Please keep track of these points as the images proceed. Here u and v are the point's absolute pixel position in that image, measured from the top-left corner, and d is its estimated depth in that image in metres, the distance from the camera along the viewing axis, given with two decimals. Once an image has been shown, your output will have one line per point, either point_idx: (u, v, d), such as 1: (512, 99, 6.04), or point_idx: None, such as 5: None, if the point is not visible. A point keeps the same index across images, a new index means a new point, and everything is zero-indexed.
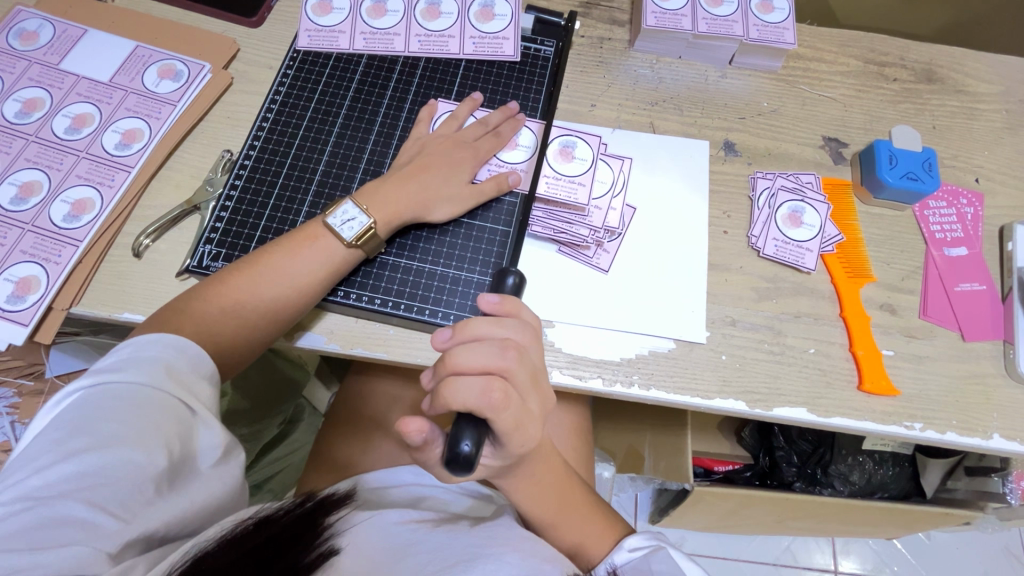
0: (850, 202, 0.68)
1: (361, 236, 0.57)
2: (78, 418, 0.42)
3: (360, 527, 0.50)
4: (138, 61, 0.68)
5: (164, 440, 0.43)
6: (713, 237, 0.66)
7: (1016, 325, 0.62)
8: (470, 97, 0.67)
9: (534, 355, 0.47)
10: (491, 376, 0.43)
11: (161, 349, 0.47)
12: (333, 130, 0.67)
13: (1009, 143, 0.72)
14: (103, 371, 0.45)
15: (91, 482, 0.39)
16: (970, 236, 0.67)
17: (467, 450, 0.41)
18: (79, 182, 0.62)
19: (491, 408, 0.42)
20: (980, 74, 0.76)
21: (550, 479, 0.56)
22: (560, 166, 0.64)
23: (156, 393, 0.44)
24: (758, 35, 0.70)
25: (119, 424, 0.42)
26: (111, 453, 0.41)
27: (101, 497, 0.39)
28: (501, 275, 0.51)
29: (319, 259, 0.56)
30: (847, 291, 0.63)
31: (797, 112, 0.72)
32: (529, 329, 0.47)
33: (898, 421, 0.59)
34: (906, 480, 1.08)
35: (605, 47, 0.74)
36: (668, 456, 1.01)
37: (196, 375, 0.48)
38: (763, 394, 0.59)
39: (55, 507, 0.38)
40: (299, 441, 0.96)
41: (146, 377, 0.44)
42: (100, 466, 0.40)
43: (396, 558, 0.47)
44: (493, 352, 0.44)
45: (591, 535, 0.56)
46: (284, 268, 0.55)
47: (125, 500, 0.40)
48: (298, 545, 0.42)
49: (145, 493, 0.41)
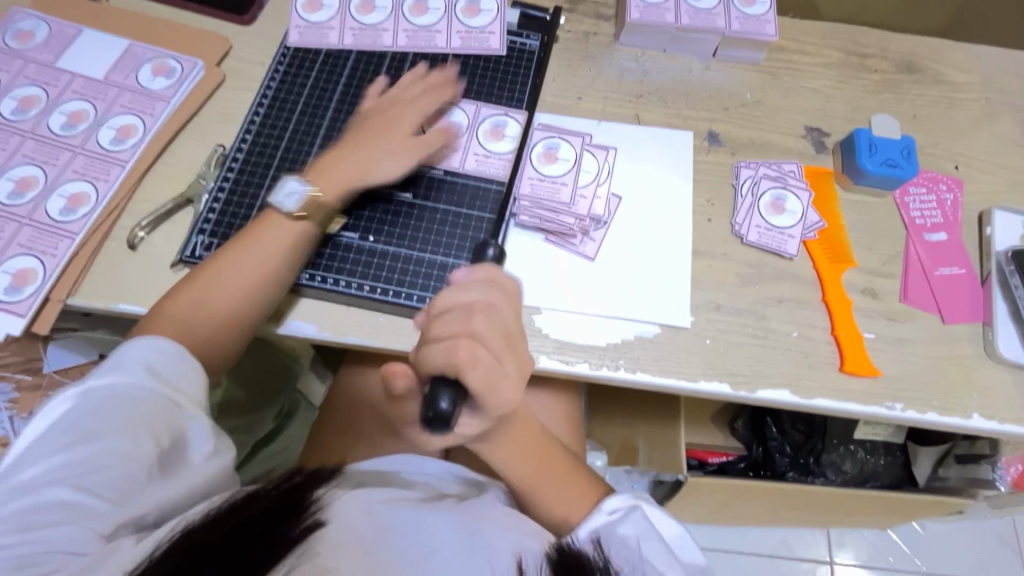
0: (832, 188, 0.69)
1: (305, 206, 0.59)
2: (67, 412, 0.44)
3: (345, 500, 0.49)
4: (132, 58, 0.69)
5: (152, 431, 0.45)
6: (697, 225, 0.67)
7: (994, 307, 0.64)
8: (448, 84, 0.68)
9: (506, 313, 0.47)
10: (459, 337, 0.44)
11: (147, 345, 0.49)
12: (323, 123, 0.68)
13: (988, 131, 0.74)
14: (93, 371, 0.47)
15: (81, 470, 0.41)
16: (949, 221, 0.68)
17: (445, 407, 0.42)
18: (74, 176, 0.63)
19: (458, 367, 0.43)
20: (959, 64, 0.77)
21: (529, 442, 0.56)
22: (543, 167, 0.65)
23: (142, 388, 0.46)
24: (740, 27, 0.72)
25: (107, 418, 0.44)
26: (100, 443, 0.43)
27: (91, 484, 0.41)
28: (482, 247, 0.55)
29: (280, 241, 0.58)
30: (829, 275, 0.65)
31: (779, 102, 0.73)
32: (498, 288, 0.48)
33: (879, 402, 0.60)
34: (897, 468, 1.09)
35: (591, 41, 0.75)
36: (662, 447, 1.02)
37: (185, 367, 0.49)
38: (746, 376, 0.60)
39: (46, 493, 0.40)
40: (295, 435, 0.97)
41: (131, 373, 0.46)
42: (89, 456, 0.42)
43: (383, 532, 0.46)
44: (459, 315, 0.45)
45: (569, 498, 0.57)
46: (250, 254, 0.56)
47: (115, 486, 0.42)
48: (283, 519, 0.43)
49: (135, 479, 0.43)
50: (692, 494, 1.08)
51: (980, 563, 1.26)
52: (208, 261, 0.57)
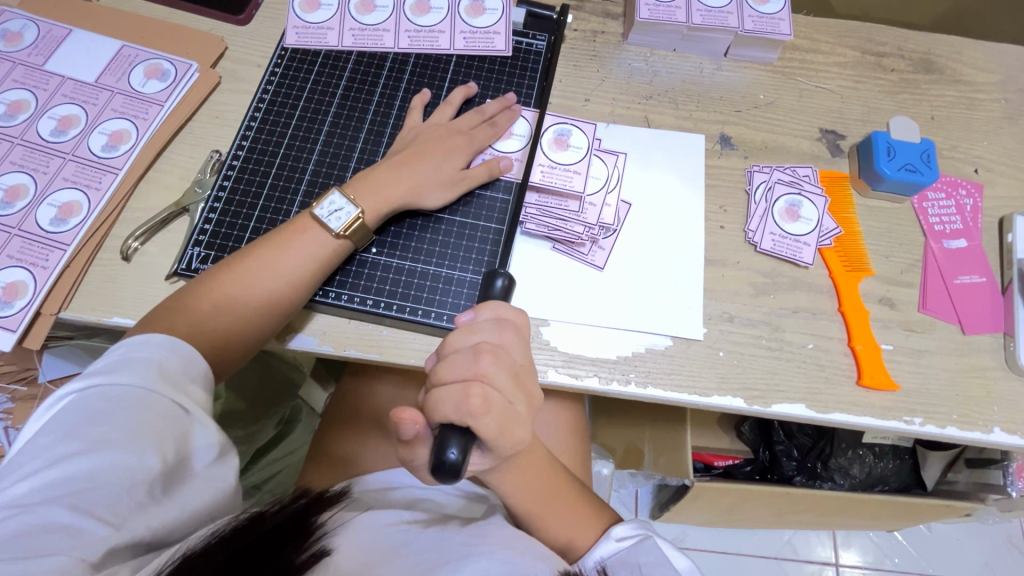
0: (848, 193, 0.67)
1: (348, 227, 0.56)
2: (67, 423, 0.41)
3: (350, 528, 0.50)
4: (124, 60, 0.67)
5: (156, 441, 0.42)
6: (709, 232, 0.65)
7: (1016, 317, 0.62)
8: (465, 85, 0.67)
9: (515, 353, 0.46)
10: (469, 383, 0.42)
11: (152, 351, 0.47)
12: (323, 128, 0.66)
13: (1008, 133, 0.72)
14: (95, 375, 0.44)
15: (80, 487, 0.39)
16: (969, 227, 0.66)
17: (454, 458, 0.40)
18: (65, 184, 0.61)
19: (470, 415, 0.41)
20: (979, 63, 0.75)
21: (537, 472, 0.55)
22: (554, 154, 0.63)
23: (147, 394, 0.44)
24: (754, 26, 0.69)
25: (109, 427, 0.42)
26: (101, 456, 0.40)
27: (90, 502, 0.38)
28: (490, 278, 0.50)
29: (310, 253, 0.55)
30: (845, 285, 0.63)
31: (793, 104, 0.71)
32: (507, 327, 0.46)
33: (898, 416, 0.58)
34: (907, 472, 1.08)
35: (599, 40, 0.73)
36: (668, 453, 1.01)
37: (189, 374, 0.48)
38: (761, 390, 0.59)
39: (41, 513, 0.37)
40: (297, 441, 0.93)
41: (136, 379, 0.44)
42: (90, 470, 0.40)
43: (386, 558, 0.47)
44: (467, 359, 0.43)
45: (578, 527, 0.55)
46: (275, 262, 0.54)
47: (115, 504, 0.39)
48: (287, 547, 0.41)
49: (136, 496, 0.40)
50: (699, 499, 1.07)
51: (988, 566, 1.25)
52: (233, 257, 0.55)
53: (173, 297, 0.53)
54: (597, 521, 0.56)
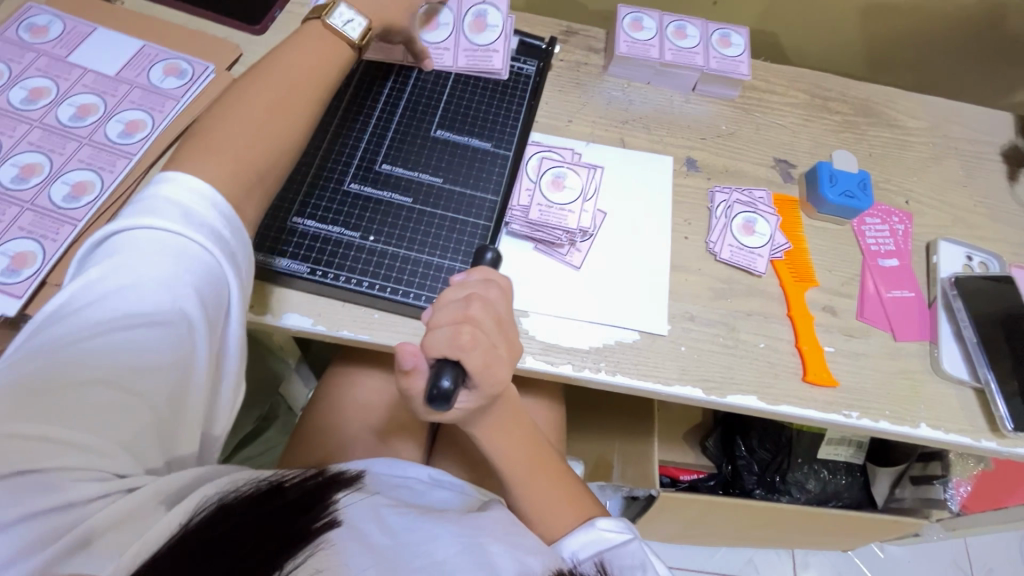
0: (797, 215, 0.76)
1: (363, 36, 0.62)
2: (121, 253, 0.45)
3: (354, 508, 0.51)
4: (144, 58, 0.72)
5: (200, 304, 0.46)
6: (675, 242, 0.72)
7: (940, 328, 0.70)
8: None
9: (500, 305, 0.52)
10: (459, 324, 0.48)
11: (198, 204, 0.48)
12: (328, 128, 0.71)
13: (934, 171, 0.82)
14: (116, 271, 0.44)
15: (136, 321, 0.43)
16: (900, 249, 0.75)
17: (447, 386, 0.45)
18: (80, 165, 0.65)
19: (460, 349, 0.46)
20: (910, 112, 0.86)
21: (520, 439, 0.59)
22: (551, 195, 0.70)
23: (195, 251, 0.47)
24: (718, 66, 0.79)
25: (160, 271, 0.45)
26: (150, 301, 0.44)
27: (141, 337, 0.44)
28: (480, 252, 0.57)
29: (327, 59, 0.60)
30: (793, 292, 0.70)
31: (751, 135, 0.80)
32: (493, 284, 0.53)
33: (838, 410, 0.65)
34: (858, 489, 1.13)
35: (582, 70, 0.81)
36: (636, 463, 1.05)
37: (236, 247, 0.50)
38: (717, 382, 0.65)
39: (107, 337, 0.43)
40: (273, 439, 0.98)
41: (183, 231, 0.47)
42: (142, 312, 0.44)
43: (394, 548, 0.48)
44: (459, 305, 0.49)
45: (557, 504, 0.59)
46: (295, 57, 0.58)
47: (160, 349, 0.44)
48: (301, 514, 0.46)
49: (176, 350, 0.45)
50: (664, 509, 1.11)
51: None
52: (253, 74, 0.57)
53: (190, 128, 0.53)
54: (576, 502, 0.60)
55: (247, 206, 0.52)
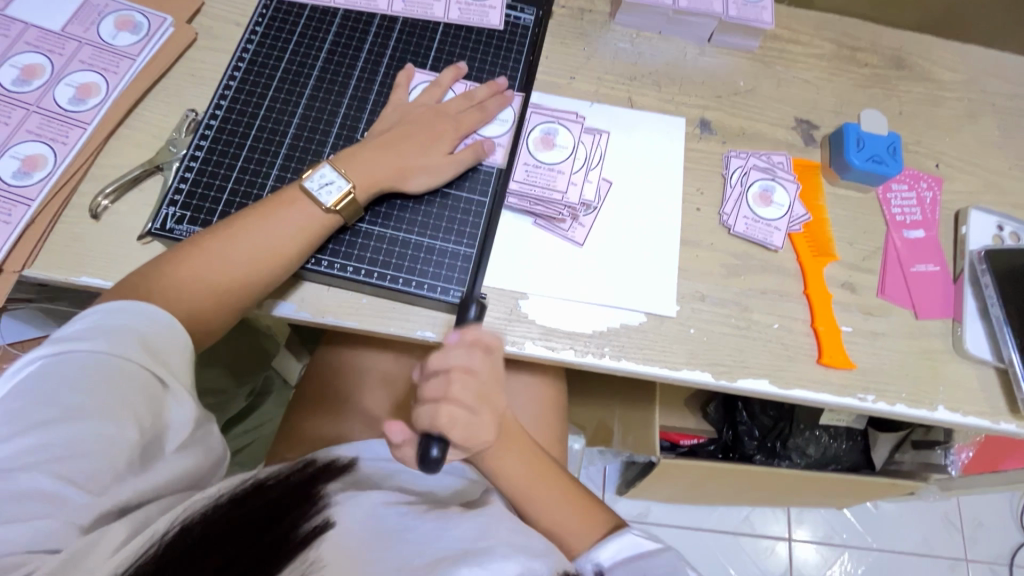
0: (818, 182, 0.70)
1: (339, 201, 0.55)
2: (36, 389, 0.41)
3: (348, 505, 0.49)
4: (92, 10, 0.64)
5: (131, 414, 0.42)
6: (686, 214, 0.66)
7: (965, 304, 0.66)
8: (454, 66, 0.66)
9: (487, 371, 0.50)
10: (443, 400, 0.48)
11: (128, 320, 0.45)
12: (305, 92, 0.64)
13: (969, 130, 0.75)
14: (79, 338, 0.43)
15: (52, 454, 0.39)
16: (927, 219, 0.70)
17: (435, 454, 0.47)
18: (30, 137, 0.58)
19: (441, 430, 0.47)
20: (946, 63, 0.78)
21: (528, 457, 0.55)
22: (540, 154, 0.64)
23: (125, 366, 0.43)
24: (737, 13, 0.70)
25: (86, 398, 0.41)
26: (78, 428, 0.40)
27: (68, 470, 0.39)
28: (465, 305, 0.56)
29: (293, 228, 0.54)
30: (811, 269, 0.65)
31: (771, 92, 0.73)
32: (478, 350, 0.50)
33: (853, 393, 0.62)
34: (858, 453, 1.10)
35: (586, 18, 0.73)
36: (636, 430, 1.00)
37: (173, 347, 0.46)
38: (727, 365, 0.61)
39: (19, 480, 0.38)
40: (268, 413, 0.95)
41: (116, 349, 0.43)
42: (67, 439, 0.40)
43: (387, 541, 0.45)
44: (441, 379, 0.48)
45: (571, 519, 0.54)
46: (262, 233, 0.53)
47: (94, 474, 0.40)
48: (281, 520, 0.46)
49: (116, 467, 0.41)
50: (664, 476, 1.10)
51: (926, 541, 1.34)
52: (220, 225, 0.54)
53: (150, 264, 0.51)
54: (594, 511, 0.55)
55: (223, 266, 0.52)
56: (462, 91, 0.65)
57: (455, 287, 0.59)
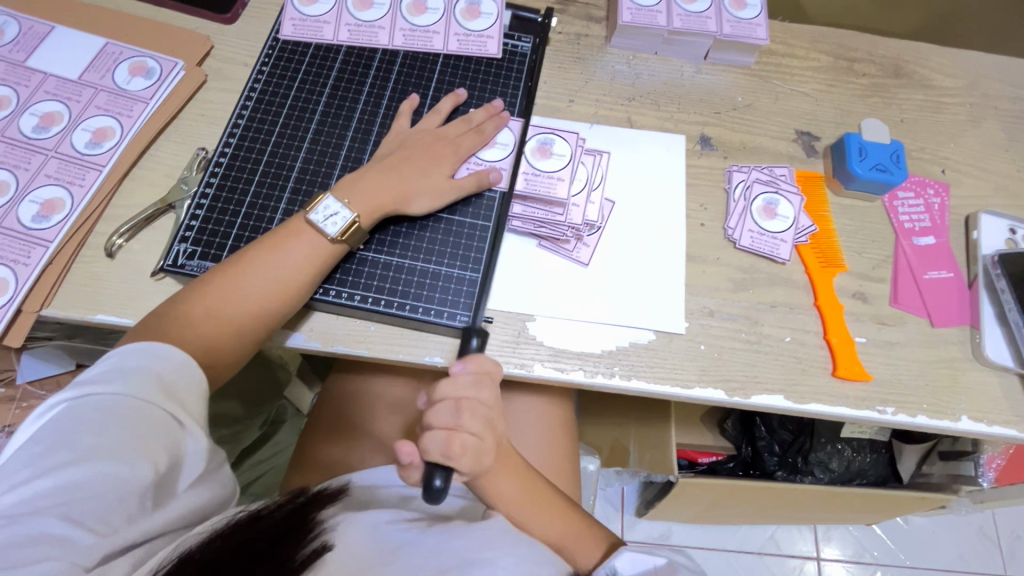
0: (822, 193, 0.70)
1: (345, 231, 0.56)
2: (56, 432, 0.41)
3: (348, 525, 0.49)
4: (107, 58, 0.67)
5: (146, 453, 0.42)
6: (691, 229, 0.67)
7: (982, 310, 0.65)
8: (454, 93, 0.67)
9: (491, 401, 0.53)
10: (451, 432, 0.50)
11: (145, 359, 0.46)
12: (310, 126, 0.66)
13: (974, 135, 0.75)
14: (99, 381, 0.44)
15: (67, 496, 0.39)
16: (937, 225, 0.69)
17: (438, 486, 0.48)
18: (47, 181, 0.61)
19: (450, 458, 0.49)
20: (946, 69, 0.78)
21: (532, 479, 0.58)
22: (538, 162, 0.64)
23: (140, 405, 0.44)
24: (732, 31, 0.71)
25: (102, 439, 0.42)
26: (94, 468, 0.41)
27: (80, 513, 0.39)
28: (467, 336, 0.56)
29: (298, 258, 0.55)
30: (821, 280, 0.65)
31: (770, 106, 0.73)
32: (485, 379, 0.53)
33: (871, 406, 0.60)
34: (884, 466, 1.07)
35: (583, 43, 0.75)
36: (653, 449, 0.98)
37: (188, 386, 0.47)
38: (740, 381, 0.60)
39: (30, 525, 0.38)
40: (282, 442, 0.96)
41: (133, 390, 0.44)
42: (81, 481, 0.40)
43: (388, 560, 0.45)
44: (450, 411, 0.50)
45: (574, 535, 0.56)
46: (267, 265, 0.54)
47: (105, 516, 0.40)
48: (285, 542, 0.44)
49: (129, 509, 0.41)
50: (683, 495, 1.07)
51: (962, 556, 1.28)
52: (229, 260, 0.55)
53: (166, 305, 0.53)
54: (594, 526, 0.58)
55: (231, 302, 0.53)
56: (462, 116, 0.66)
57: (462, 312, 0.59)
